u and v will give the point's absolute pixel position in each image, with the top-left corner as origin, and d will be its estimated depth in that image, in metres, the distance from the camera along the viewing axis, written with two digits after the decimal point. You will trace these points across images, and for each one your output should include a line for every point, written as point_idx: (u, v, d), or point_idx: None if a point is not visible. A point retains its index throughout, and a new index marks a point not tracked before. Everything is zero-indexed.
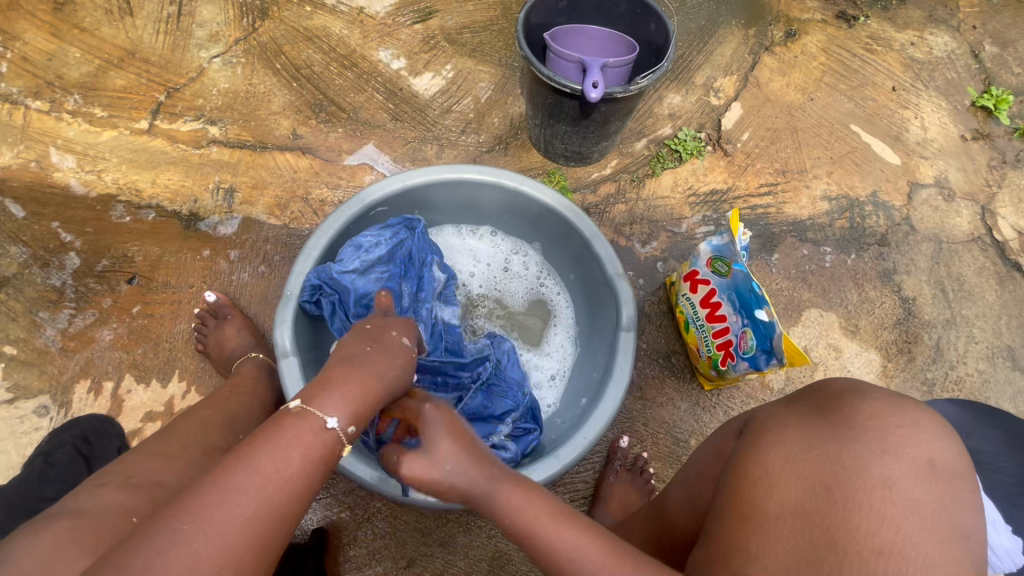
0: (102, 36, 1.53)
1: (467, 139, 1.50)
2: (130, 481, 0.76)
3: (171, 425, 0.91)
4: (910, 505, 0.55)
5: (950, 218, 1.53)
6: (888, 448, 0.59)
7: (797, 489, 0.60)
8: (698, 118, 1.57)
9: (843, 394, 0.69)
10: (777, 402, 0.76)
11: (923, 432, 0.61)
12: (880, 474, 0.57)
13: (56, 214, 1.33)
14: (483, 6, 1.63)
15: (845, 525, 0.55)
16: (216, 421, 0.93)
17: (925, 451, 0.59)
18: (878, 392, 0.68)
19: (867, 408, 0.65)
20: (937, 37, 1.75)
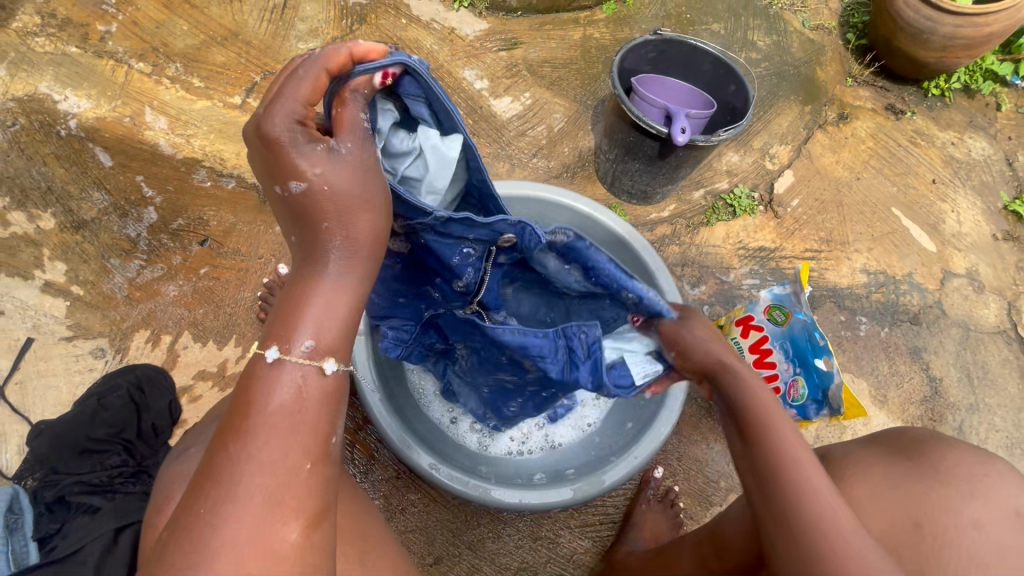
0: (209, 14, 1.62)
1: (537, 163, 1.58)
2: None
3: None
4: (994, 546, 0.73)
5: (979, 308, 1.61)
6: (976, 494, 0.75)
7: (888, 523, 0.76)
8: (752, 179, 1.66)
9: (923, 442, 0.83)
10: (852, 441, 0.89)
11: (1000, 484, 0.77)
12: (971, 518, 0.74)
13: (142, 169, 1.38)
14: (566, 45, 1.75)
15: (933, 556, 0.73)
16: None
17: (1012, 502, 0.75)
18: (960, 447, 0.81)
19: (952, 455, 0.79)
20: (976, 141, 1.88)
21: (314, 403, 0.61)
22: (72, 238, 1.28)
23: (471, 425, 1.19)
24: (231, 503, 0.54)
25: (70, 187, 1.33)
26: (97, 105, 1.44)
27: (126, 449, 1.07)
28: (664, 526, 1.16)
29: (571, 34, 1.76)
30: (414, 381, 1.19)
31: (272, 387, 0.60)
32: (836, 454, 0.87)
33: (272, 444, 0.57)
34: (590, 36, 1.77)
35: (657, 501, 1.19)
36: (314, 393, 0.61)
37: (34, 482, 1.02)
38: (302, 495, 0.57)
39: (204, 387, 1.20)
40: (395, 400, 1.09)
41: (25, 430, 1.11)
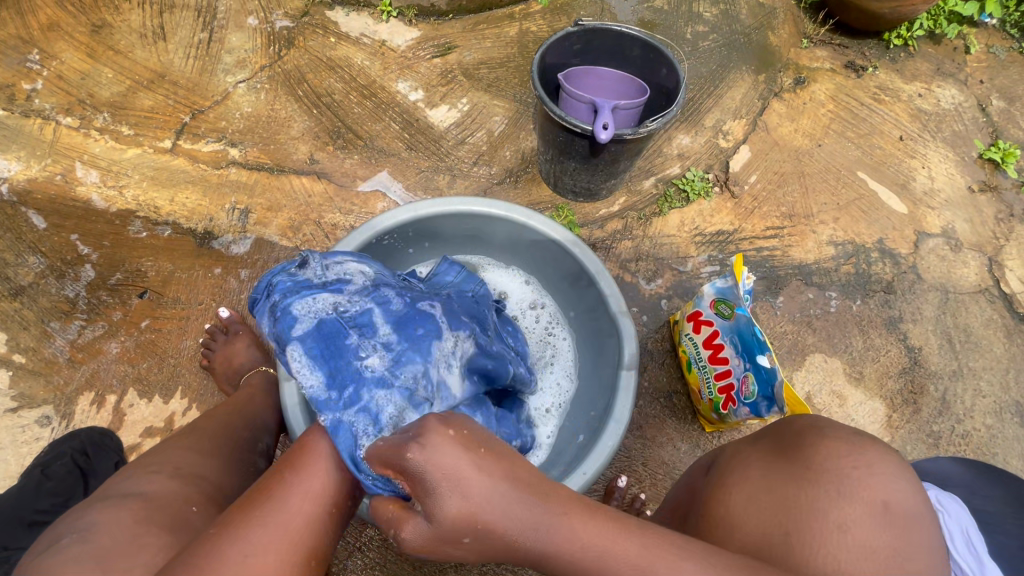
0: (134, 58, 1.59)
1: (479, 171, 1.53)
2: (178, 472, 0.82)
3: (198, 425, 0.97)
4: (860, 548, 0.63)
5: (957, 268, 1.53)
6: (845, 493, 0.67)
7: (757, 531, 0.70)
8: (706, 159, 1.59)
9: (806, 433, 0.76)
10: (748, 439, 0.85)
11: (877, 475, 0.68)
12: (835, 519, 0.65)
13: (76, 227, 1.37)
14: (501, 43, 1.68)
15: (804, 554, 0.64)
16: (239, 425, 1.00)
17: (880, 495, 0.67)
18: (838, 431, 0.75)
19: (826, 448, 0.72)
20: (945, 89, 1.78)
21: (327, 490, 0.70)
22: (11, 306, 1.28)
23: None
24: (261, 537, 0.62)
25: (6, 255, 1.33)
26: (27, 167, 1.43)
27: None
28: None
29: (507, 31, 1.70)
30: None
31: None
32: (731, 453, 0.84)
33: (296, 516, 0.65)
34: (526, 30, 1.71)
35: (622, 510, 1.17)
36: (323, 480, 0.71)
37: None
38: None
39: (152, 443, 1.19)
40: None
41: None
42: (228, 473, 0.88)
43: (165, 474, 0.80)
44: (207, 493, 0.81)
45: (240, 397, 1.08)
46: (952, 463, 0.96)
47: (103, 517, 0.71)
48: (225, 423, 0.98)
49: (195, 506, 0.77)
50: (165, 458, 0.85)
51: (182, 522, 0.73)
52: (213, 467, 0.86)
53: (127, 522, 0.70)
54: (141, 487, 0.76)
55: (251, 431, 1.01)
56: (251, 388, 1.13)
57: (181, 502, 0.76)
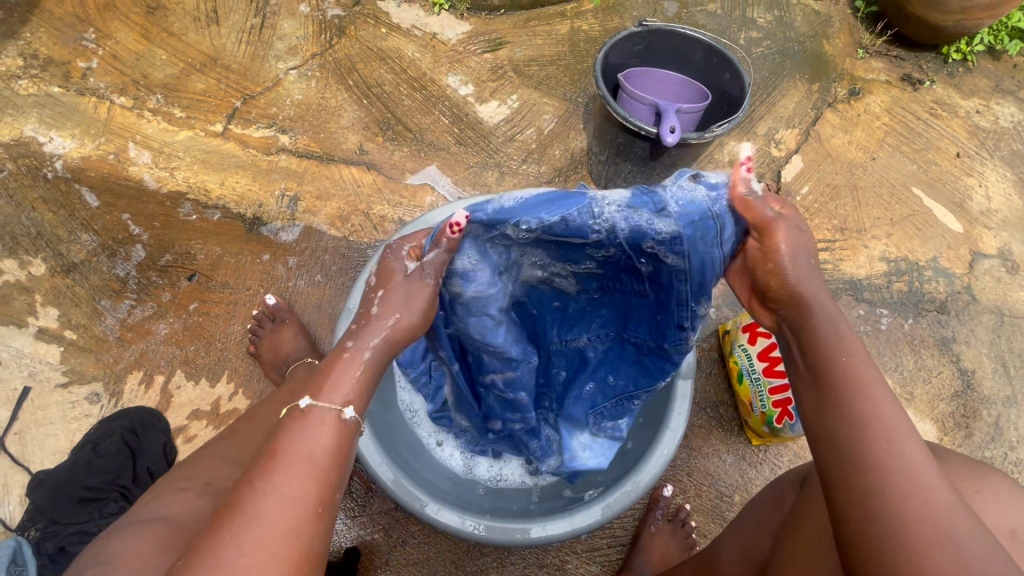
0: (187, 41, 1.59)
1: (527, 169, 1.51)
2: (208, 488, 0.79)
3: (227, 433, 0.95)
4: None
5: (1013, 291, 1.49)
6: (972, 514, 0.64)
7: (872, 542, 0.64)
8: (758, 168, 1.57)
9: (922, 456, 0.74)
10: None
11: (1001, 502, 0.66)
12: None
13: (128, 206, 1.38)
14: (553, 40, 1.66)
15: None
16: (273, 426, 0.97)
17: (1007, 522, 0.64)
18: (957, 458, 0.72)
19: (948, 470, 0.70)
20: (1003, 107, 1.74)
21: (343, 445, 0.63)
22: (63, 282, 1.29)
23: (454, 450, 1.14)
24: (243, 533, 0.54)
25: (59, 231, 1.34)
26: (81, 144, 1.43)
27: (123, 496, 1.11)
28: (674, 549, 1.12)
29: (559, 29, 1.68)
30: (403, 401, 1.15)
31: (307, 434, 0.62)
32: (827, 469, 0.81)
33: (302, 485, 0.58)
34: (578, 28, 1.68)
35: (667, 521, 1.15)
36: (335, 439, 0.63)
37: (34, 532, 1.06)
38: (315, 538, 0.57)
39: (198, 426, 1.19)
40: (379, 431, 1.03)
41: (26, 480, 1.13)
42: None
43: (194, 492, 0.78)
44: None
45: (284, 394, 1.06)
46: None
47: (126, 547, 0.69)
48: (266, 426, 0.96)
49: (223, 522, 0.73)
50: (198, 471, 0.83)
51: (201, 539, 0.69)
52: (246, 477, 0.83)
53: (148, 550, 0.67)
54: (167, 510, 0.74)
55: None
56: (297, 381, 1.12)
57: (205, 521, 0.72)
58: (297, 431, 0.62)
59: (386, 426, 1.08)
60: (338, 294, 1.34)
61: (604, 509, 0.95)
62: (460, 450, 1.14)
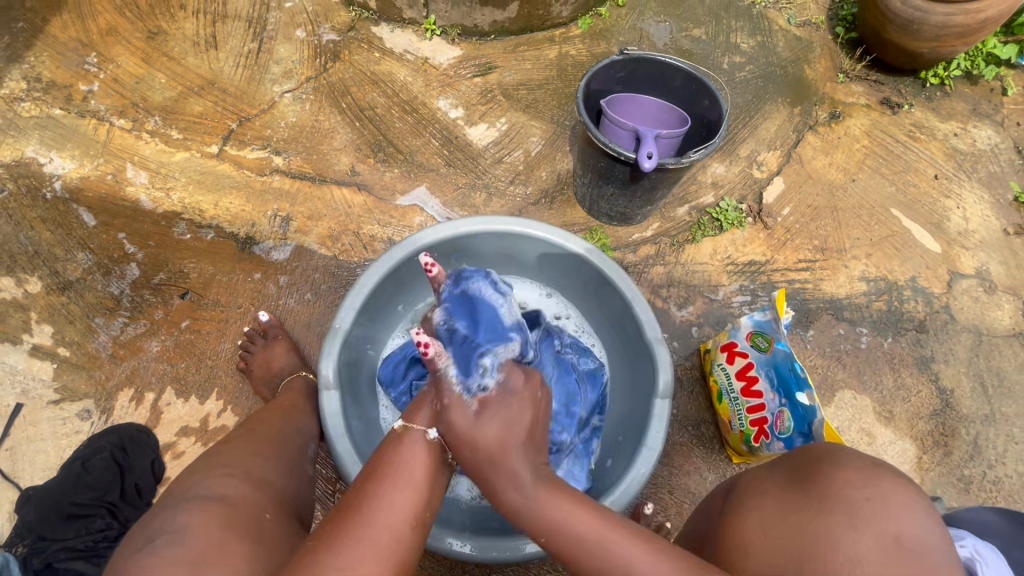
0: (186, 65, 1.64)
1: (515, 190, 1.55)
2: (250, 476, 0.80)
3: (253, 427, 0.97)
4: None
5: (990, 310, 1.52)
6: (857, 524, 0.63)
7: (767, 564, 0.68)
8: (740, 190, 1.60)
9: (821, 461, 0.74)
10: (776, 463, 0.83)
11: (888, 507, 0.64)
12: (846, 552, 0.62)
13: (124, 225, 1.41)
14: (541, 65, 1.71)
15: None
16: (294, 432, 1.01)
17: (891, 526, 0.62)
18: (854, 459, 0.72)
19: (840, 479, 0.69)
20: (980, 130, 1.78)
21: (437, 464, 0.77)
22: (58, 300, 1.32)
23: None
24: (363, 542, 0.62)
25: (56, 250, 1.37)
26: (80, 165, 1.47)
27: (110, 512, 1.12)
28: None
29: (547, 54, 1.73)
30: (385, 421, 1.23)
31: (410, 457, 0.75)
32: (747, 483, 0.85)
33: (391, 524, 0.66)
34: (565, 53, 1.74)
35: None
36: (433, 457, 0.77)
37: (22, 549, 1.08)
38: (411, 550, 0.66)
39: (187, 443, 1.21)
40: (363, 451, 1.06)
41: (15, 496, 1.14)
42: (289, 482, 0.87)
43: (240, 478, 0.78)
44: (275, 500, 0.80)
45: (285, 403, 1.09)
46: (988, 510, 0.94)
47: (191, 518, 0.66)
48: (283, 430, 0.99)
49: (267, 513, 0.75)
50: (231, 459, 0.83)
51: (264, 530, 0.71)
52: (275, 471, 0.86)
53: (216, 526, 0.66)
54: (216, 490, 0.73)
55: (301, 437, 1.01)
56: (288, 396, 1.13)
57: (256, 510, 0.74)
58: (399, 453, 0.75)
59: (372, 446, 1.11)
60: (328, 312, 1.37)
61: None
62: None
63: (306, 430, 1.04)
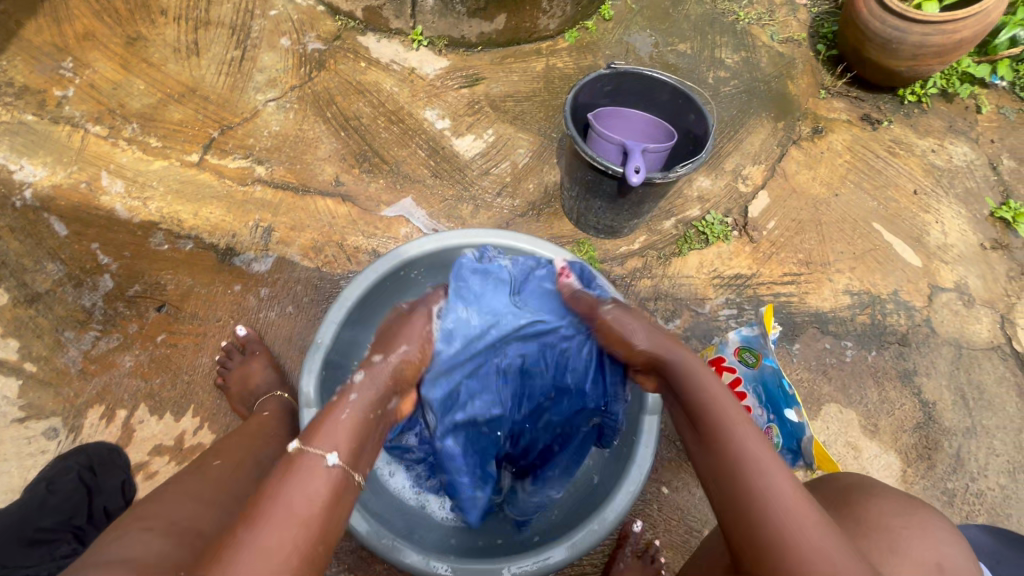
0: (167, 71, 1.60)
1: (502, 202, 1.54)
2: (173, 529, 0.72)
3: (197, 466, 0.91)
4: None
5: (970, 323, 1.54)
6: (901, 550, 0.63)
7: None
8: (726, 203, 1.61)
9: (856, 488, 0.74)
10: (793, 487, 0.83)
11: (929, 534, 0.66)
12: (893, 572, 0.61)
13: (98, 236, 1.36)
14: (528, 77, 1.71)
15: None
16: (244, 466, 0.93)
17: (932, 555, 0.63)
18: (888, 488, 0.73)
19: (881, 503, 0.70)
20: (957, 146, 1.82)
21: (333, 496, 0.65)
22: (26, 313, 1.27)
23: (406, 483, 1.15)
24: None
25: (24, 260, 1.32)
26: (52, 173, 1.42)
27: (76, 537, 1.06)
28: None
29: (534, 66, 1.73)
30: None
31: (305, 480, 0.64)
32: None
33: (283, 535, 0.60)
34: (552, 66, 1.74)
35: (637, 556, 1.14)
36: (325, 486, 0.65)
37: None
38: None
39: (160, 462, 1.16)
40: None
41: None
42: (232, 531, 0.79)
43: (159, 532, 0.71)
44: (202, 552, 0.71)
45: (251, 428, 1.04)
46: (976, 527, 0.94)
47: None
48: (232, 465, 0.91)
49: (187, 571, 0.66)
50: (160, 509, 0.76)
51: None
52: (212, 519, 0.78)
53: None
54: (125, 553, 0.66)
55: (261, 471, 0.93)
56: (264, 417, 1.09)
57: (169, 564, 0.65)
58: (292, 472, 0.65)
59: None
60: (310, 325, 1.34)
61: (569, 547, 0.94)
62: (411, 482, 1.15)
63: (263, 455, 0.97)
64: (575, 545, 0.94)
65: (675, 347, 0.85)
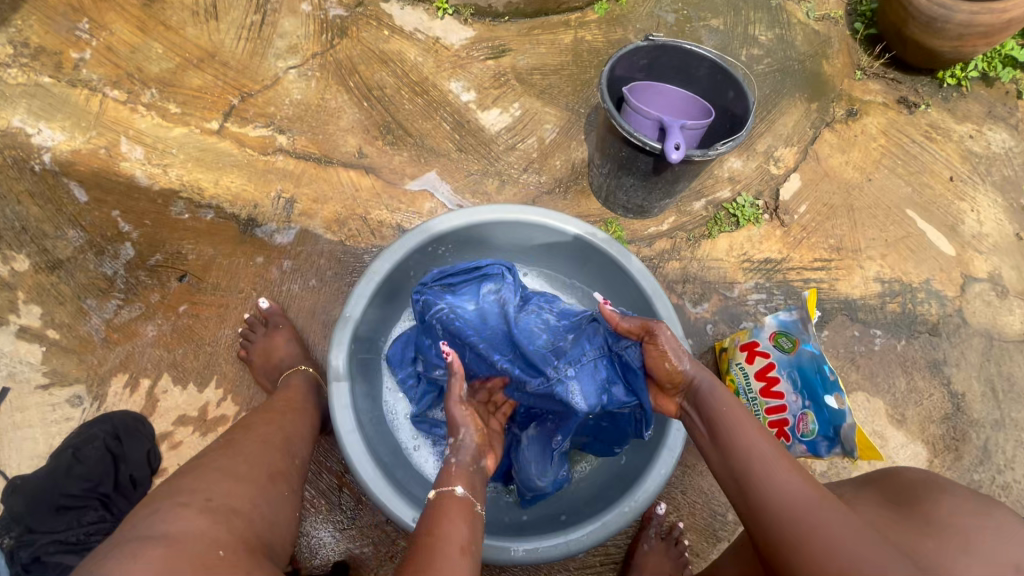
0: (185, 36, 1.56)
1: (528, 178, 1.50)
2: (208, 505, 0.68)
3: (229, 438, 0.86)
4: None
5: (1002, 314, 1.51)
6: (969, 548, 0.62)
7: None
8: (757, 185, 1.57)
9: (921, 487, 0.73)
10: (853, 487, 0.81)
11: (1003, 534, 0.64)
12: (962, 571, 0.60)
13: (118, 203, 1.34)
14: (555, 50, 1.65)
15: None
16: (275, 440, 0.89)
17: (1008, 557, 0.62)
18: (957, 489, 0.71)
19: (946, 504, 0.68)
20: (995, 133, 1.76)
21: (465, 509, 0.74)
22: (47, 280, 1.25)
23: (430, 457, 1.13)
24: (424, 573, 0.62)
25: (45, 226, 1.30)
26: (70, 138, 1.39)
27: (104, 504, 1.06)
28: (667, 566, 1.11)
29: (562, 39, 1.67)
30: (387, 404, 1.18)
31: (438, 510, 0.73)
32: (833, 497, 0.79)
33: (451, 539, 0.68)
34: (581, 39, 1.68)
35: (661, 539, 1.14)
36: (456, 505, 0.74)
37: (9, 541, 1.02)
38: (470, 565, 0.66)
39: (184, 433, 1.16)
40: (373, 443, 1.01)
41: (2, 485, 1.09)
42: (265, 508, 0.75)
43: (197, 508, 0.66)
44: (238, 531, 0.67)
45: (278, 404, 1.00)
46: None
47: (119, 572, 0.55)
48: (263, 442, 0.87)
49: (222, 551, 0.61)
50: (194, 482, 0.72)
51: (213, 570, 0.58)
52: (246, 494, 0.74)
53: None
54: (163, 528, 0.61)
55: (290, 449, 0.89)
56: (290, 391, 1.07)
57: (208, 545, 0.61)
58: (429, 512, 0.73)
59: (377, 433, 1.07)
60: (333, 300, 1.32)
61: (601, 526, 0.93)
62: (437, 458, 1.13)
63: (292, 435, 0.93)
64: (607, 525, 0.93)
65: (706, 373, 0.88)
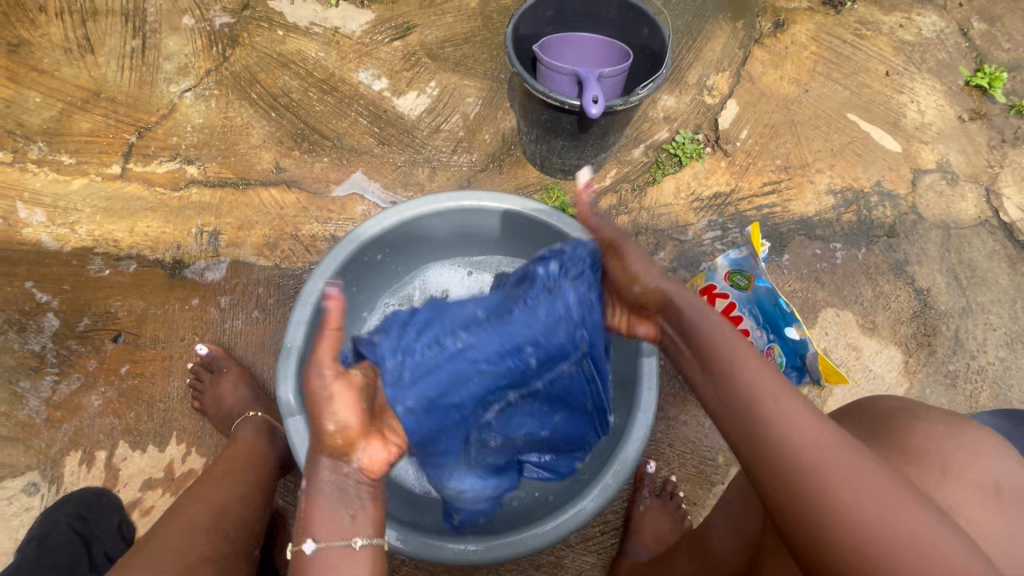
0: (62, 77, 1.42)
1: (459, 160, 1.43)
2: None
3: (152, 535, 0.85)
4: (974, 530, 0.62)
5: (955, 203, 1.50)
6: (950, 474, 0.65)
7: None
8: (694, 119, 1.52)
9: (896, 415, 0.74)
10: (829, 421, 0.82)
11: (976, 453, 0.68)
12: (948, 500, 0.63)
13: (30, 272, 1.25)
14: (463, 16, 1.53)
15: None
16: (200, 522, 0.86)
17: (984, 477, 0.66)
18: (930, 413, 0.73)
19: (922, 429, 0.70)
20: (925, 16, 1.69)
21: None
22: None
23: (410, 466, 1.12)
24: None
25: None
26: None
27: None
28: (666, 521, 1.14)
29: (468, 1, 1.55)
30: None
31: None
32: None
33: None
34: None
35: (655, 496, 1.18)
36: None
37: None
38: None
39: (154, 496, 1.12)
40: None
41: None
42: None
43: None
44: None
45: (217, 469, 0.98)
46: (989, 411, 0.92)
47: None
48: (184, 530, 0.85)
49: None
50: None
51: None
52: None
53: None
54: None
55: (218, 526, 0.87)
56: (238, 446, 1.03)
57: None
58: None
59: None
60: (280, 328, 1.26)
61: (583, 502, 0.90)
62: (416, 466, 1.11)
63: (224, 504, 0.91)
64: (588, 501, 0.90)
65: None
